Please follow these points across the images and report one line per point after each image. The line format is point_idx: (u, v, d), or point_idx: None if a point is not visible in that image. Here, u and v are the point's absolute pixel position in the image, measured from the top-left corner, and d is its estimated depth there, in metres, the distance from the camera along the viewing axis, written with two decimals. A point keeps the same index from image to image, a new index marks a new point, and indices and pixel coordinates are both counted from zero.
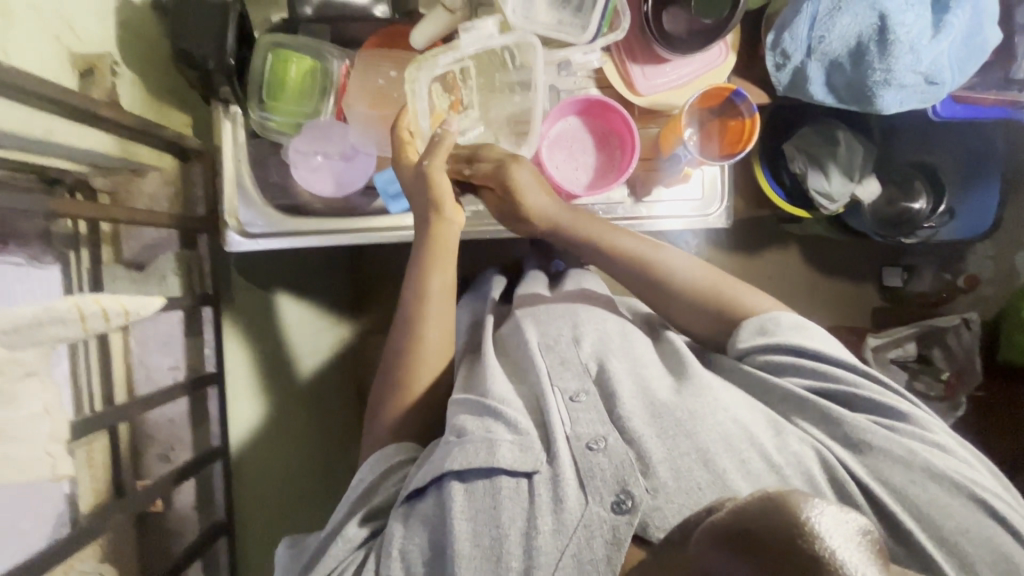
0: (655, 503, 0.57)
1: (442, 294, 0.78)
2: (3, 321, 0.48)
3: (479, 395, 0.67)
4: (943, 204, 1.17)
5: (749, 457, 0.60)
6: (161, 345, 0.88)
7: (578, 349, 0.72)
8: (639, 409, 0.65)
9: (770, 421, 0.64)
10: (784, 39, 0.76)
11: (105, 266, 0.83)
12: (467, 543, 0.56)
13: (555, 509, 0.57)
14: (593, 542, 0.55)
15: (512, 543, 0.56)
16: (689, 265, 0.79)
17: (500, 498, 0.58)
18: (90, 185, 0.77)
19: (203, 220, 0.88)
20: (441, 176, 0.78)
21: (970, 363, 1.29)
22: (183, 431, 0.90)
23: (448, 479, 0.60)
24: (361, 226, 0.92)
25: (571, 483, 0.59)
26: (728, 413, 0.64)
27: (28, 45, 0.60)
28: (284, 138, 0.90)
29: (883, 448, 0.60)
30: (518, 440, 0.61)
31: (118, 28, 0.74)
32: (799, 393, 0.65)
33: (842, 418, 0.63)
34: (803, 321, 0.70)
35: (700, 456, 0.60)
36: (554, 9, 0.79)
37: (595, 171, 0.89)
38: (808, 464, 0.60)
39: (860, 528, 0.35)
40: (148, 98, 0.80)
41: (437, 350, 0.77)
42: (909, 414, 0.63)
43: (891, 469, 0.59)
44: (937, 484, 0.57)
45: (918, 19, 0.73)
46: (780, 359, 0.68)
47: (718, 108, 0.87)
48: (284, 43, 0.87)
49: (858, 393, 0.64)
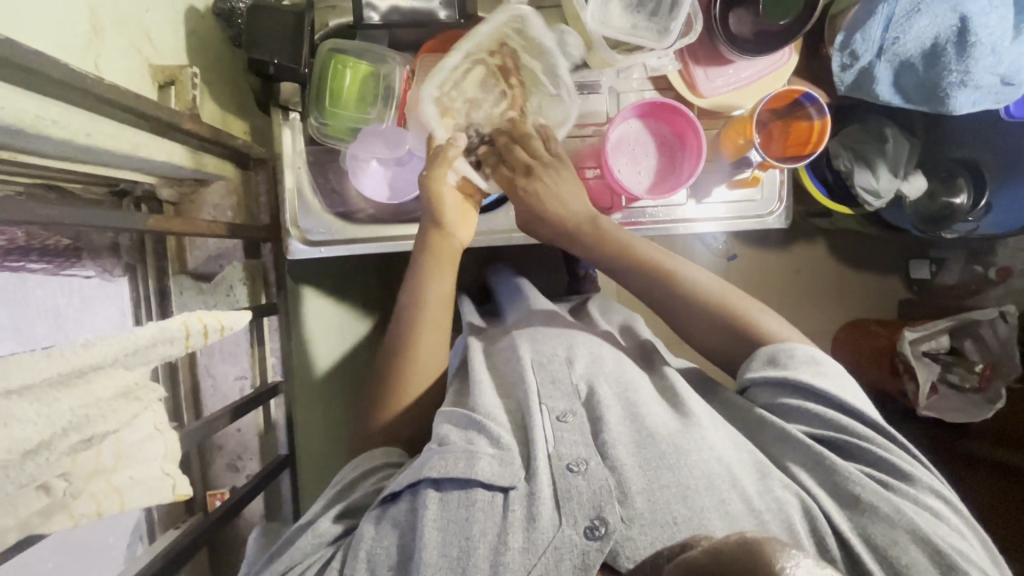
0: (628, 533, 0.55)
1: (439, 304, 0.79)
2: (124, 346, 0.44)
3: (465, 408, 0.68)
4: (983, 200, 1.16)
5: (729, 498, 0.57)
6: (227, 356, 0.89)
7: (571, 369, 0.71)
8: (624, 436, 0.63)
9: (756, 464, 0.61)
10: (855, 39, 0.77)
11: (172, 277, 0.84)
12: (434, 552, 0.54)
13: (527, 527, 0.55)
14: (561, 565, 0.53)
15: (479, 556, 0.54)
16: (705, 283, 0.78)
17: (473, 510, 0.57)
18: (158, 197, 0.79)
19: (269, 229, 0.86)
20: (440, 188, 0.80)
21: (1008, 355, 1.27)
22: (250, 441, 0.92)
23: (425, 486, 0.59)
24: (392, 236, 0.90)
25: (546, 502, 0.57)
26: (713, 452, 0.61)
27: (115, 61, 0.60)
28: (344, 145, 0.89)
29: (871, 504, 0.56)
30: (499, 454, 0.61)
31: (186, 38, 0.74)
32: (795, 436, 0.63)
33: (835, 467, 0.59)
34: (820, 358, 0.68)
35: (680, 491, 0.57)
36: (628, 12, 0.79)
37: (656, 173, 0.88)
38: (789, 510, 0.57)
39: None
40: (214, 107, 0.80)
41: (431, 360, 0.78)
42: (908, 474, 0.59)
43: (874, 526, 0.55)
44: (921, 548, 0.53)
45: (1001, 20, 0.72)
46: (784, 399, 0.66)
47: (786, 109, 0.86)
48: (343, 49, 0.86)
49: (858, 442, 0.61)
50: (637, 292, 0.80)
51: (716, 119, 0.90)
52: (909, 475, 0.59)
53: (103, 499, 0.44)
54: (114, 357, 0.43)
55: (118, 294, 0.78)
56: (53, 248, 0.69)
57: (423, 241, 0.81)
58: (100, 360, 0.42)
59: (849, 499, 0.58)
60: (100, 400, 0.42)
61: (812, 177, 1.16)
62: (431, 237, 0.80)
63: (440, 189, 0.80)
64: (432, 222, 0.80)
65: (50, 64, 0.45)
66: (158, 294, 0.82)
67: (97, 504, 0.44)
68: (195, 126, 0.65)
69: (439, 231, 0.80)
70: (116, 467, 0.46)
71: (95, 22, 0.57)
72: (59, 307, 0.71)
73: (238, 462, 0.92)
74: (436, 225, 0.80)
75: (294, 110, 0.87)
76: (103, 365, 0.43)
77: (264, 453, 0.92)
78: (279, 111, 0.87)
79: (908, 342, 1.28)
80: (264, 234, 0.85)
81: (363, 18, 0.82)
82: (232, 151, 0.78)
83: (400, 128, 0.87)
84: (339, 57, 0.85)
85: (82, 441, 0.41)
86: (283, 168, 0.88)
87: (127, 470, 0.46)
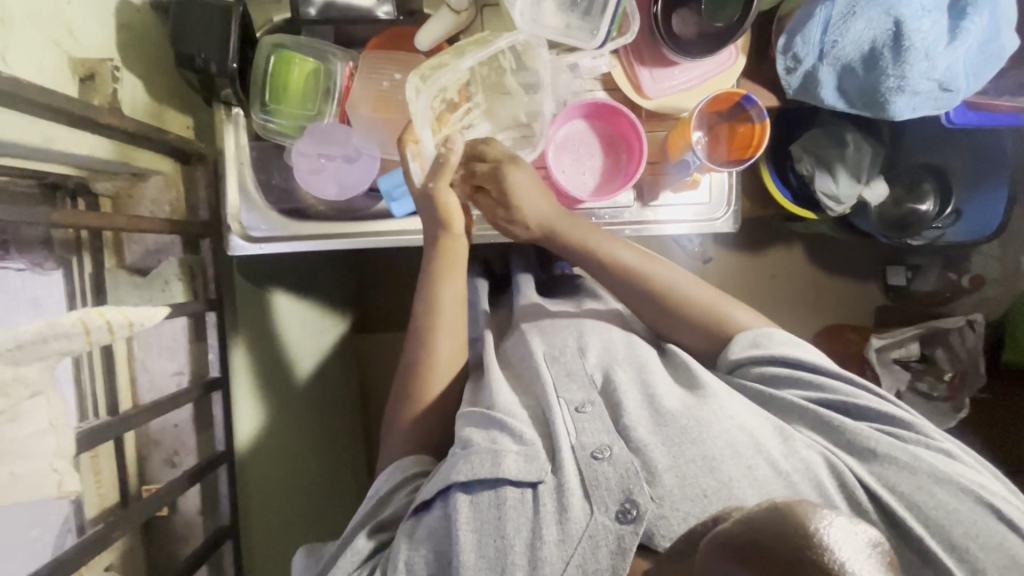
0: (660, 512, 0.55)
1: (456, 306, 0.78)
2: (8, 338, 0.46)
3: (483, 407, 0.67)
4: (950, 205, 1.15)
5: (756, 465, 0.57)
6: (165, 350, 0.89)
7: (584, 360, 0.70)
8: (644, 418, 0.63)
9: (777, 429, 0.61)
10: (796, 43, 0.75)
11: (108, 271, 0.83)
12: (472, 555, 0.55)
13: (560, 519, 0.55)
14: (598, 552, 0.53)
15: (517, 554, 0.54)
16: (689, 284, 0.76)
17: (505, 509, 0.56)
18: (92, 190, 0.77)
19: (208, 225, 0.87)
20: (447, 199, 0.77)
21: (975, 364, 1.25)
22: (188, 437, 0.92)
23: (454, 490, 0.58)
24: (355, 229, 0.90)
25: (576, 492, 0.57)
26: (734, 420, 0.61)
27: (29, 52, 0.60)
28: (288, 140, 0.88)
29: (890, 455, 0.58)
30: (523, 451, 0.60)
31: (118, 32, 0.74)
32: (799, 405, 0.63)
33: (845, 428, 0.60)
34: (797, 340, 0.68)
35: (707, 464, 0.57)
36: (561, 11, 0.79)
37: (602, 174, 0.87)
38: (816, 470, 0.57)
39: (870, 540, 0.33)
40: (151, 102, 0.80)
41: (448, 362, 0.76)
42: (912, 422, 0.60)
43: (898, 476, 0.56)
44: (945, 489, 0.55)
45: (935, 24, 0.71)
46: (775, 370, 0.65)
47: (728, 112, 0.85)
48: (286, 44, 0.85)
49: (859, 402, 0.62)
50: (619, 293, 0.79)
51: (664, 121, 0.89)
52: (915, 424, 0.60)
53: None
54: None
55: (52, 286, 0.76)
56: None
57: (433, 246, 0.80)
58: None
59: (868, 455, 0.59)
60: None
61: (775, 178, 1.13)
62: (441, 242, 0.79)
63: (443, 200, 0.77)
64: (438, 225, 0.79)
65: None
66: (94, 289, 0.81)
67: None
68: (114, 121, 0.65)
69: (447, 232, 0.79)
70: None
71: (5, 14, 0.57)
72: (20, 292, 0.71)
73: (175, 458, 0.91)
74: (443, 228, 0.79)
75: (237, 106, 0.87)
76: None
77: (201, 450, 0.92)
78: (222, 106, 0.87)
79: (874, 349, 1.27)
80: (199, 228, 0.84)
81: (301, 13, 0.82)
82: (166, 145, 0.78)
83: (343, 126, 0.87)
84: (282, 52, 0.84)
85: None
86: (226, 164, 0.89)
87: (8, 466, 0.46)
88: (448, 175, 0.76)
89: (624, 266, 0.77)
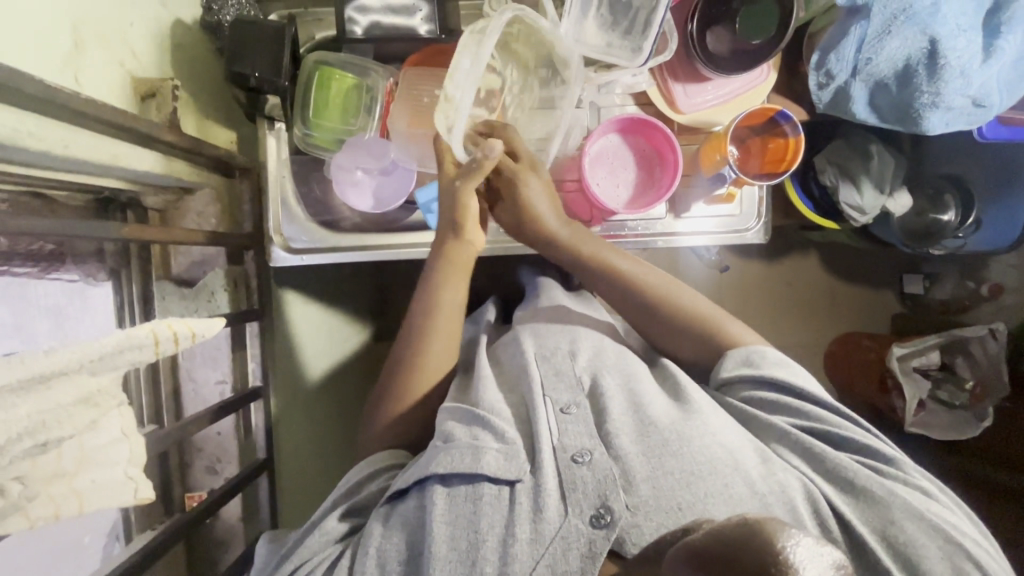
0: (634, 520, 0.55)
1: (452, 311, 0.77)
2: (87, 354, 0.45)
3: (469, 403, 0.67)
4: (971, 216, 1.14)
5: (732, 483, 0.57)
6: (208, 359, 0.91)
7: (574, 361, 0.71)
8: (628, 427, 0.63)
9: (757, 450, 0.61)
10: (830, 59, 0.78)
11: (156, 282, 0.86)
12: (444, 546, 0.55)
13: (534, 519, 0.55)
14: (568, 555, 0.53)
15: (488, 549, 0.54)
16: (689, 297, 0.77)
17: (480, 504, 0.57)
18: (143, 204, 0.81)
19: (251, 237, 0.89)
20: (469, 199, 0.76)
21: (996, 373, 1.24)
22: (229, 445, 0.94)
23: (432, 482, 0.59)
24: (400, 243, 0.92)
25: (552, 493, 0.57)
26: (715, 437, 0.61)
27: (97, 76, 0.63)
28: (327, 154, 0.90)
29: (865, 487, 0.57)
30: (503, 449, 0.60)
31: (172, 54, 0.78)
32: (780, 429, 0.62)
33: (825, 456, 0.59)
34: (791, 361, 0.67)
35: (685, 478, 0.57)
36: (602, 31, 0.82)
37: (635, 187, 0.88)
38: (792, 494, 0.57)
39: (834, 562, 0.34)
40: (198, 117, 0.83)
41: (438, 362, 0.76)
42: (892, 457, 0.60)
43: (869, 508, 0.56)
44: (918, 526, 0.54)
45: (970, 43, 0.73)
46: (763, 394, 0.65)
47: (761, 127, 0.87)
48: (327, 60, 0.87)
49: (842, 434, 0.61)
50: (613, 302, 0.80)
51: (695, 135, 0.91)
52: (896, 459, 0.60)
53: (61, 502, 0.45)
54: (77, 364, 0.45)
55: (102, 298, 0.80)
56: (37, 252, 0.71)
57: (441, 246, 0.79)
58: (63, 367, 0.44)
59: (846, 484, 0.58)
60: (58, 406, 0.44)
61: (799, 191, 1.14)
62: (448, 244, 0.79)
63: (464, 200, 0.76)
64: (450, 229, 0.78)
65: (24, 80, 0.47)
66: (142, 299, 0.85)
67: (55, 507, 0.45)
68: (174, 138, 0.68)
69: (457, 237, 0.79)
70: (77, 470, 0.47)
71: (77, 36, 0.60)
72: (62, 307, 0.73)
73: (217, 465, 0.94)
74: (456, 235, 0.78)
75: (280, 120, 0.89)
76: (65, 371, 0.44)
77: (242, 458, 0.93)
78: (265, 121, 0.90)
79: (896, 358, 1.26)
80: (246, 241, 0.87)
81: (347, 32, 0.84)
82: (215, 160, 0.81)
83: (382, 140, 0.87)
84: (324, 69, 0.86)
85: (36, 446, 0.43)
86: (269, 176, 0.90)
87: (90, 474, 0.47)
88: (481, 181, 0.75)
89: (614, 280, 0.78)
